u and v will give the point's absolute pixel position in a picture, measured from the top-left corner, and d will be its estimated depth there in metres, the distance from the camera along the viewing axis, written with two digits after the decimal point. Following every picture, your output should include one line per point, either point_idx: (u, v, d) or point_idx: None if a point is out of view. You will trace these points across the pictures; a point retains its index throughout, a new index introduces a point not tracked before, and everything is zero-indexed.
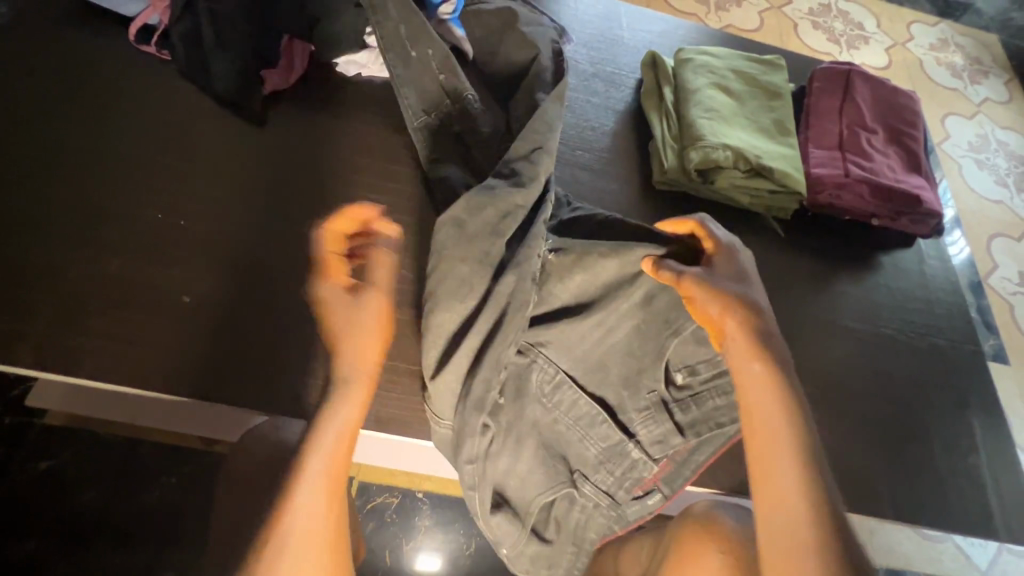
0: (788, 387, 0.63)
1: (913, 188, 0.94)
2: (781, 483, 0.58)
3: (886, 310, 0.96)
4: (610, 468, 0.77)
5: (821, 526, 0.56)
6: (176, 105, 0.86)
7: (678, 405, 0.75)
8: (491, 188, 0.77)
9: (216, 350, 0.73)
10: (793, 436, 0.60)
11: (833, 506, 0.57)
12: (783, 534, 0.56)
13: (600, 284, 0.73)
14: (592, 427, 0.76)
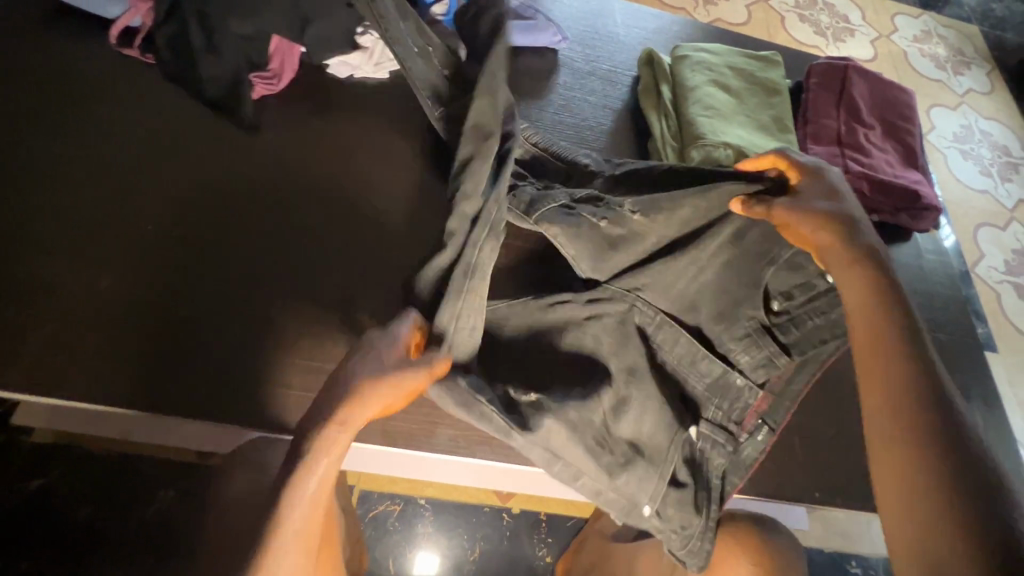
0: (904, 353, 0.55)
1: (910, 183, 0.94)
2: (914, 471, 0.48)
3: None
4: (717, 403, 0.78)
5: (972, 507, 0.45)
6: (162, 111, 0.83)
7: (779, 330, 0.76)
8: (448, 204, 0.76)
9: (214, 366, 0.70)
10: (916, 387, 0.52)
11: (987, 488, 0.46)
12: (924, 531, 0.46)
13: (683, 224, 0.74)
14: (694, 364, 0.79)
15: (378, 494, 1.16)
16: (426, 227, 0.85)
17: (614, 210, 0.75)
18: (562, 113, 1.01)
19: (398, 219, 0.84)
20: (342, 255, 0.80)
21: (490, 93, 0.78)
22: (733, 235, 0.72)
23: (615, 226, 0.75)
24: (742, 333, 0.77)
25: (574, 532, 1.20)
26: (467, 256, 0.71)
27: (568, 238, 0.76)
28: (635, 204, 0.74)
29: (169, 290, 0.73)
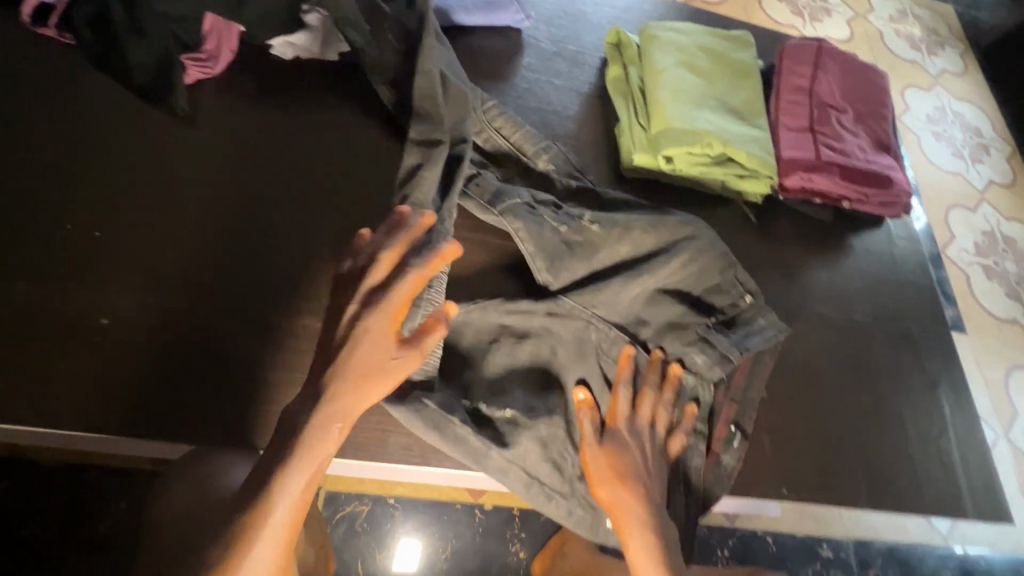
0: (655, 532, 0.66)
1: (882, 169, 0.92)
2: None
3: (858, 294, 0.94)
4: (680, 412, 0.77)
5: None
6: (86, 98, 0.76)
7: (719, 334, 0.80)
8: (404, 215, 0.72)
9: (143, 377, 0.65)
10: (654, 545, 0.65)
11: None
12: None
13: (628, 243, 0.79)
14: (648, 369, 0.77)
15: (345, 496, 1.12)
16: (380, 221, 0.79)
17: (573, 218, 0.79)
18: (525, 97, 0.95)
19: (349, 212, 0.78)
20: (287, 253, 0.74)
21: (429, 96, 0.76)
22: (683, 262, 0.79)
23: (575, 232, 0.78)
24: (695, 337, 0.79)
25: (549, 527, 1.18)
26: None
27: (530, 233, 0.77)
28: (594, 215, 0.78)
29: (94, 296, 0.67)
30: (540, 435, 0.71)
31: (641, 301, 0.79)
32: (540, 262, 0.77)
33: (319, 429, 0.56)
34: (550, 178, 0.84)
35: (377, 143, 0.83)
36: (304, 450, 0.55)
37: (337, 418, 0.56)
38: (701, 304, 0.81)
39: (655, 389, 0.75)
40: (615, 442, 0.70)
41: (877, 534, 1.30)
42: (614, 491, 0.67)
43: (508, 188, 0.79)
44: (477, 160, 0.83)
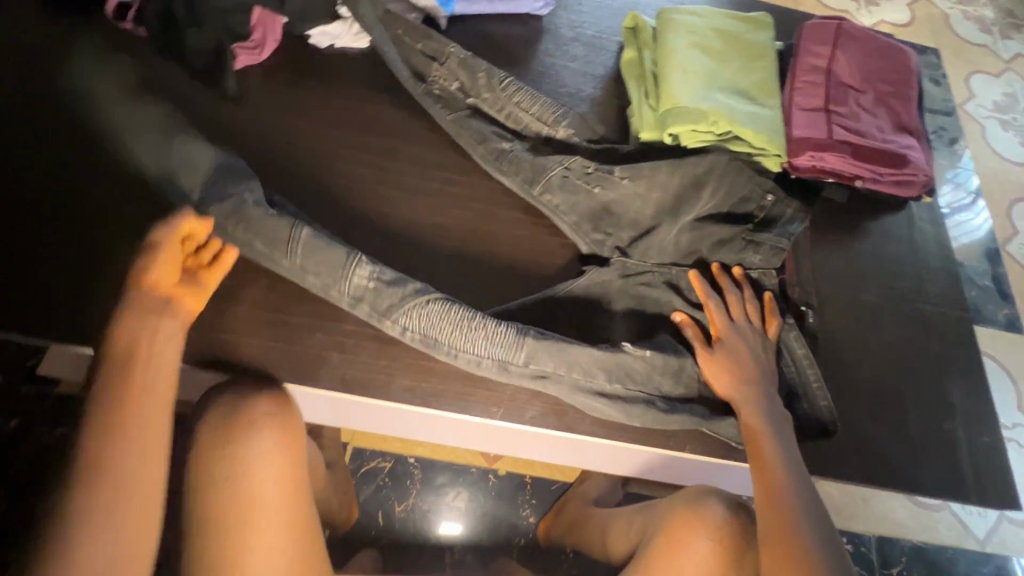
0: (779, 444, 0.70)
1: (899, 149, 0.91)
2: (786, 487, 0.66)
3: (870, 275, 0.94)
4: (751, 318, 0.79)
5: (814, 513, 0.64)
6: (151, 81, 0.87)
7: (757, 241, 0.85)
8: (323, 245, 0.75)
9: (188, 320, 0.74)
10: (783, 455, 0.69)
11: (812, 490, 0.66)
12: (795, 518, 0.63)
13: (660, 187, 0.84)
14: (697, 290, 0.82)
15: (370, 451, 1.21)
16: (398, 188, 0.86)
17: (604, 176, 0.84)
18: (540, 81, 1.01)
19: (369, 182, 0.86)
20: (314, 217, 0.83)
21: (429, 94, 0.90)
22: (714, 171, 0.85)
23: (606, 190, 0.84)
24: (743, 243, 0.84)
25: (559, 495, 1.23)
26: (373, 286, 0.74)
27: (568, 205, 0.84)
28: (623, 170, 0.84)
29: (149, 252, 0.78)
30: (629, 376, 0.75)
31: (688, 235, 0.84)
32: (584, 228, 0.84)
33: (112, 377, 0.59)
34: (572, 144, 0.90)
35: (398, 121, 0.90)
36: (111, 396, 0.58)
37: (145, 384, 0.60)
38: (737, 216, 0.86)
39: (737, 290, 0.81)
40: (728, 348, 0.76)
41: (904, 531, 1.26)
42: (734, 389, 0.74)
43: (541, 162, 0.85)
44: (497, 131, 0.89)
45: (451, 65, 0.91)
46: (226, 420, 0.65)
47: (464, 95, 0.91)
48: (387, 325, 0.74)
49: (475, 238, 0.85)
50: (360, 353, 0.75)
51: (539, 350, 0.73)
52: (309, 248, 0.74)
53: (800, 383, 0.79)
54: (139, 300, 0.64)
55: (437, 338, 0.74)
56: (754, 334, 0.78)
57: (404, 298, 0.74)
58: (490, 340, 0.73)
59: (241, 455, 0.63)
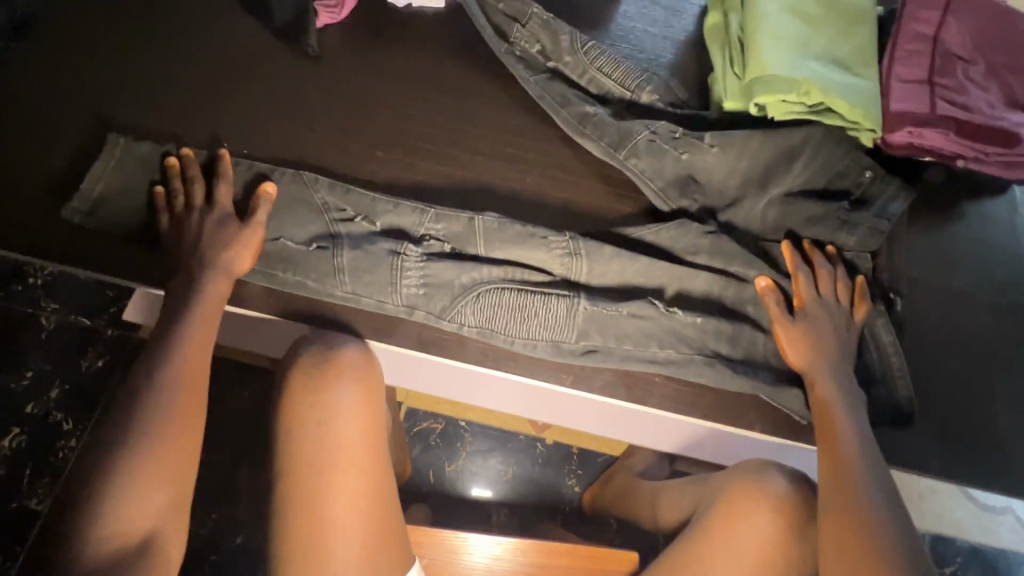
0: (853, 424, 0.67)
1: (1011, 126, 0.83)
2: (858, 469, 0.62)
3: (962, 263, 0.88)
4: (842, 297, 0.76)
5: (887, 501, 0.60)
6: (237, 38, 0.88)
7: (851, 219, 0.83)
8: (376, 248, 0.76)
9: (269, 259, 0.75)
10: (857, 437, 0.66)
11: (887, 478, 0.63)
12: (865, 504, 0.60)
13: (750, 156, 0.83)
14: None
15: (424, 411, 1.24)
16: (473, 151, 0.85)
17: (693, 141, 0.83)
18: (618, 45, 0.97)
19: (443, 144, 0.85)
20: (388, 177, 0.83)
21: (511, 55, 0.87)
22: (810, 144, 0.84)
23: (695, 155, 0.83)
24: (838, 221, 0.83)
25: (605, 467, 1.24)
26: (428, 284, 0.76)
27: (653, 170, 0.83)
28: (714, 137, 0.83)
29: None
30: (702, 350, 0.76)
31: (777, 209, 0.83)
32: (670, 194, 0.83)
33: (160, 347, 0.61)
34: (656, 110, 0.87)
35: (472, 84, 0.89)
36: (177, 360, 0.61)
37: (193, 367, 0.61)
38: (831, 192, 0.85)
39: (829, 266, 0.78)
40: (809, 321, 0.73)
41: (962, 531, 1.20)
42: (808, 360, 0.72)
43: (627, 126, 0.83)
44: (579, 95, 0.87)
45: (533, 26, 0.89)
46: (315, 369, 0.69)
47: (545, 58, 0.89)
48: (448, 324, 0.76)
49: (548, 204, 0.84)
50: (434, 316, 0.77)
51: (588, 327, 0.76)
52: (356, 268, 0.75)
53: (881, 369, 0.76)
54: (189, 292, 0.66)
55: (495, 328, 0.76)
56: (835, 312, 0.75)
57: (456, 298, 0.76)
58: (541, 324, 0.76)
59: (329, 403, 0.67)
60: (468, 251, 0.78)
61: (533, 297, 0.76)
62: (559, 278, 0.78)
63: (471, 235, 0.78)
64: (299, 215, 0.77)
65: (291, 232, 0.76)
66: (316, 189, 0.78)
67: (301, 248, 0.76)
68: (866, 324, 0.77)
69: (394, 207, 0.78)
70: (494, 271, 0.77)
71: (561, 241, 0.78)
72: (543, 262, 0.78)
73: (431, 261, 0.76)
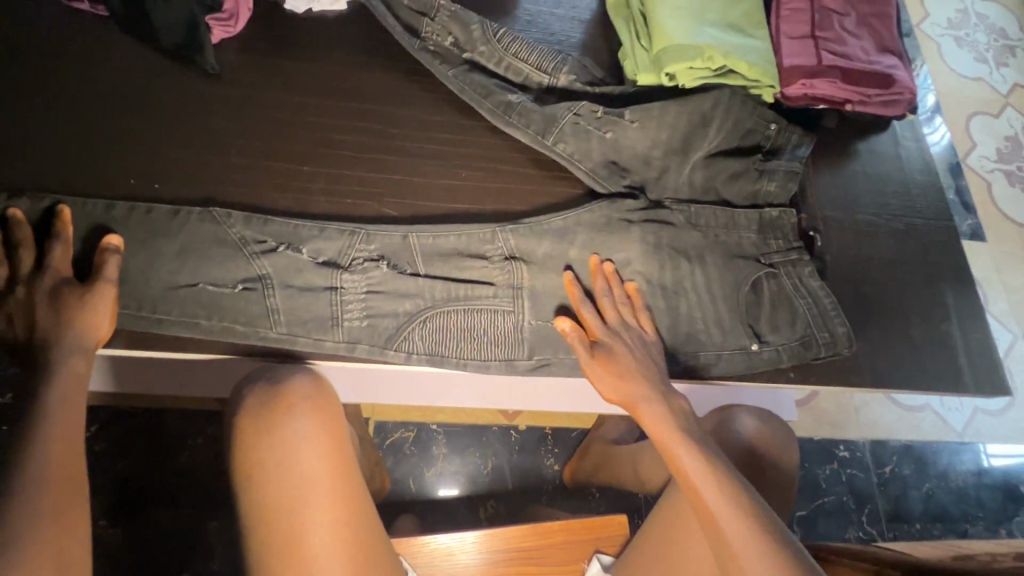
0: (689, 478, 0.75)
1: (885, 69, 0.93)
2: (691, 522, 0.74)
3: (864, 198, 0.98)
4: (774, 237, 0.89)
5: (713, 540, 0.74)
6: (123, 64, 0.81)
7: (766, 172, 0.91)
8: (310, 285, 0.74)
9: (205, 298, 0.71)
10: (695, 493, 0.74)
11: None
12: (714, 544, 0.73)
13: (667, 129, 0.88)
14: (735, 222, 0.88)
15: (393, 423, 1.22)
16: (402, 155, 0.84)
17: (615, 119, 0.87)
18: (528, 30, 0.98)
19: (370, 151, 0.83)
20: (318, 192, 0.80)
21: (424, 52, 0.86)
22: (717, 109, 0.90)
23: (617, 132, 0.87)
24: (756, 174, 0.90)
25: (579, 442, 1.27)
26: (369, 315, 0.74)
27: (581, 153, 0.86)
28: (632, 114, 0.87)
29: (149, 265, 0.71)
30: (652, 320, 0.82)
31: (703, 172, 0.89)
32: (601, 174, 0.87)
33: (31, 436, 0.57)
34: (575, 90, 0.90)
35: (391, 86, 0.87)
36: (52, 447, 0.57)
37: (66, 463, 0.57)
38: (747, 148, 0.91)
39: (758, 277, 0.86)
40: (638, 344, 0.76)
41: (893, 433, 1.33)
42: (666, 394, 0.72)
43: (551, 111, 0.85)
44: (500, 84, 0.88)
45: (442, 18, 0.89)
46: (265, 408, 0.66)
47: (459, 50, 0.89)
48: (394, 354, 0.74)
49: (489, 196, 0.84)
50: (391, 340, 0.75)
51: (537, 342, 0.79)
52: (291, 308, 0.73)
53: (820, 317, 0.85)
54: (49, 372, 0.62)
55: (444, 352, 0.76)
56: (751, 275, 0.86)
57: (402, 325, 0.75)
58: (490, 341, 0.77)
59: (286, 439, 0.65)
60: (407, 270, 0.76)
61: (479, 315, 0.77)
62: (502, 286, 0.79)
63: (407, 253, 0.77)
64: (216, 258, 0.72)
65: (213, 276, 0.72)
66: (231, 224, 0.73)
67: (226, 291, 0.72)
68: (795, 275, 0.87)
69: (320, 232, 0.75)
70: (436, 290, 0.77)
71: (497, 249, 0.80)
72: (485, 272, 0.79)
73: (371, 290, 0.75)
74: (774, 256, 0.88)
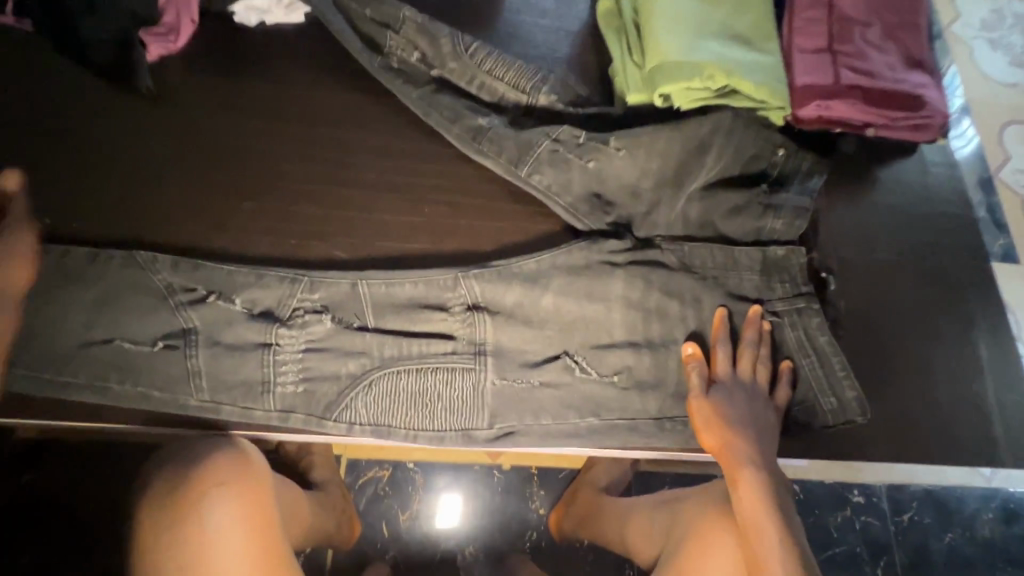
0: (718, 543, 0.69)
1: (913, 89, 0.81)
2: None
3: (886, 234, 0.86)
4: (779, 279, 0.78)
5: None
6: (51, 85, 0.73)
7: (770, 206, 0.80)
8: (240, 345, 0.65)
9: (122, 359, 0.63)
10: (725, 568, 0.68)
11: None
12: None
13: (659, 157, 0.77)
14: (735, 264, 0.78)
15: (366, 461, 1.11)
16: (358, 187, 0.74)
17: (598, 146, 0.77)
18: (508, 43, 0.88)
19: (322, 183, 0.74)
20: (260, 232, 0.71)
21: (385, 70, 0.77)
22: (716, 134, 0.79)
23: (601, 161, 0.77)
24: (760, 208, 0.80)
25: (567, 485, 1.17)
26: (308, 380, 0.66)
27: (560, 185, 0.76)
28: (619, 141, 0.77)
29: (59, 318, 0.63)
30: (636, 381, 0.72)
31: (699, 210, 0.79)
32: (581, 209, 0.76)
33: None
34: (557, 112, 0.80)
35: (348, 108, 0.78)
36: None
37: None
38: (749, 177, 0.81)
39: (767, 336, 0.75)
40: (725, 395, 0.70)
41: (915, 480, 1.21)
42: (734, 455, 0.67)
43: (526, 137, 0.76)
44: (471, 106, 0.78)
45: (408, 31, 0.79)
46: (176, 495, 0.59)
47: (427, 67, 0.80)
48: (333, 424, 0.66)
49: (455, 236, 0.75)
50: (332, 407, 0.66)
51: (501, 407, 0.70)
52: (217, 372, 0.64)
53: (829, 381, 0.75)
54: None
55: (392, 422, 0.67)
56: (756, 329, 0.74)
57: (344, 391, 0.67)
58: (445, 408, 0.68)
59: (198, 531, 0.57)
60: (355, 322, 0.68)
61: (434, 375, 0.69)
62: (463, 342, 0.70)
63: (355, 304, 0.68)
64: (139, 311, 0.64)
65: (132, 332, 0.64)
66: (157, 270, 0.65)
67: (145, 350, 0.63)
68: (801, 326, 0.77)
69: (257, 280, 0.67)
70: (387, 348, 0.68)
71: (459, 298, 0.71)
72: (444, 325, 0.70)
73: (309, 351, 0.67)
74: (777, 304, 0.77)
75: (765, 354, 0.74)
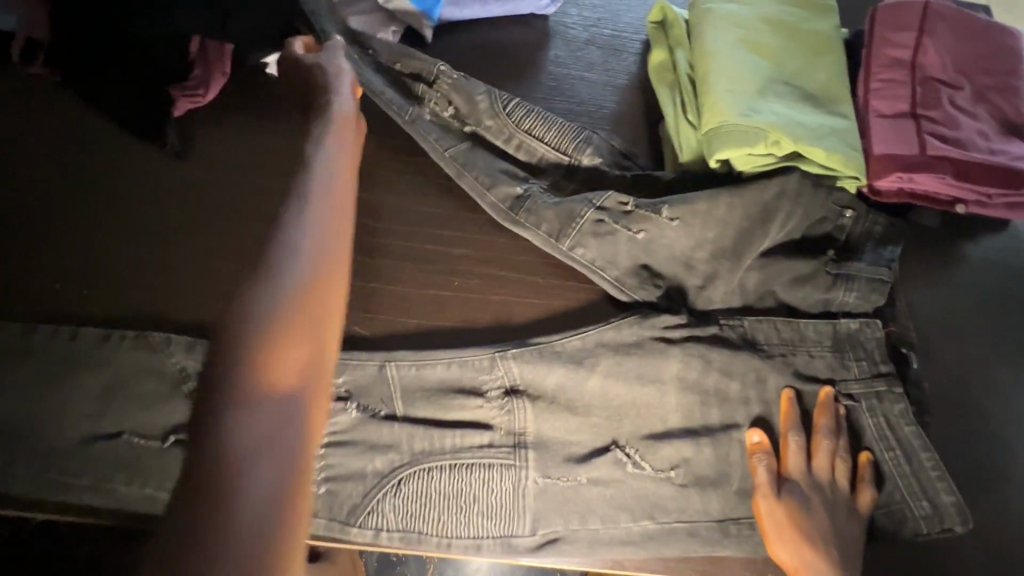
0: None
1: (1014, 159, 0.71)
2: None
3: (982, 319, 0.75)
4: (852, 358, 0.68)
5: None
6: (84, 149, 0.72)
7: (840, 276, 0.70)
8: None
9: (129, 455, 0.61)
10: None
11: None
12: None
13: (716, 228, 0.69)
14: (802, 341, 0.68)
15: None
16: (386, 254, 0.69)
17: (648, 215, 0.69)
18: (551, 98, 0.82)
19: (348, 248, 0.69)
20: None
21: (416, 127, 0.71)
22: (780, 195, 0.70)
23: (650, 232, 0.69)
24: (830, 281, 0.70)
25: None
26: (330, 481, 0.61)
27: (604, 258, 0.69)
28: (671, 211, 0.69)
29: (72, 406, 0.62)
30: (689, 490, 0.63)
31: (762, 292, 0.70)
32: (629, 284, 0.69)
33: None
34: (600, 175, 0.73)
35: (380, 167, 0.73)
36: None
37: None
38: (814, 242, 0.72)
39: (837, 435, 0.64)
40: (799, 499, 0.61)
41: None
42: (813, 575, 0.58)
43: (568, 206, 0.69)
44: (509, 169, 0.72)
45: (441, 87, 0.74)
46: None
47: (460, 123, 0.74)
48: (359, 531, 0.60)
49: (489, 311, 0.68)
50: (357, 506, 0.61)
51: (544, 509, 0.62)
52: None
53: (920, 488, 0.64)
54: None
55: (422, 527, 0.61)
56: (828, 423, 0.64)
57: (370, 493, 0.61)
58: (483, 511, 0.61)
59: None
60: (383, 411, 0.63)
61: (468, 475, 0.62)
62: (501, 434, 0.63)
63: (383, 388, 0.63)
64: (149, 401, 0.62)
65: (139, 425, 0.62)
66: (171, 354, 0.63)
67: (153, 445, 0.61)
68: (879, 415, 0.66)
69: None
70: (415, 444, 0.62)
71: (495, 382, 0.64)
72: (481, 415, 0.63)
73: (332, 447, 0.62)
74: (852, 385, 0.67)
75: (843, 448, 0.64)
